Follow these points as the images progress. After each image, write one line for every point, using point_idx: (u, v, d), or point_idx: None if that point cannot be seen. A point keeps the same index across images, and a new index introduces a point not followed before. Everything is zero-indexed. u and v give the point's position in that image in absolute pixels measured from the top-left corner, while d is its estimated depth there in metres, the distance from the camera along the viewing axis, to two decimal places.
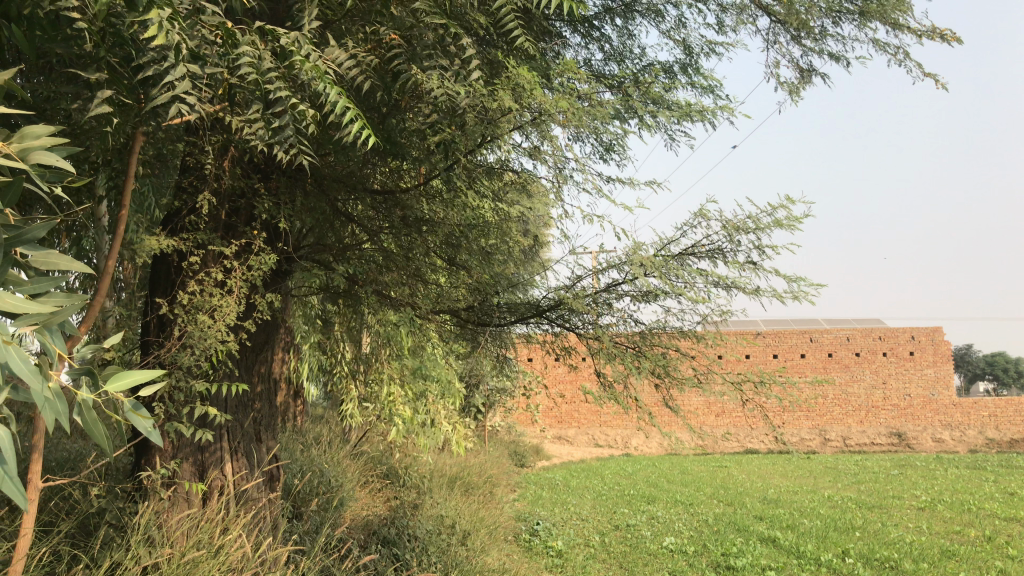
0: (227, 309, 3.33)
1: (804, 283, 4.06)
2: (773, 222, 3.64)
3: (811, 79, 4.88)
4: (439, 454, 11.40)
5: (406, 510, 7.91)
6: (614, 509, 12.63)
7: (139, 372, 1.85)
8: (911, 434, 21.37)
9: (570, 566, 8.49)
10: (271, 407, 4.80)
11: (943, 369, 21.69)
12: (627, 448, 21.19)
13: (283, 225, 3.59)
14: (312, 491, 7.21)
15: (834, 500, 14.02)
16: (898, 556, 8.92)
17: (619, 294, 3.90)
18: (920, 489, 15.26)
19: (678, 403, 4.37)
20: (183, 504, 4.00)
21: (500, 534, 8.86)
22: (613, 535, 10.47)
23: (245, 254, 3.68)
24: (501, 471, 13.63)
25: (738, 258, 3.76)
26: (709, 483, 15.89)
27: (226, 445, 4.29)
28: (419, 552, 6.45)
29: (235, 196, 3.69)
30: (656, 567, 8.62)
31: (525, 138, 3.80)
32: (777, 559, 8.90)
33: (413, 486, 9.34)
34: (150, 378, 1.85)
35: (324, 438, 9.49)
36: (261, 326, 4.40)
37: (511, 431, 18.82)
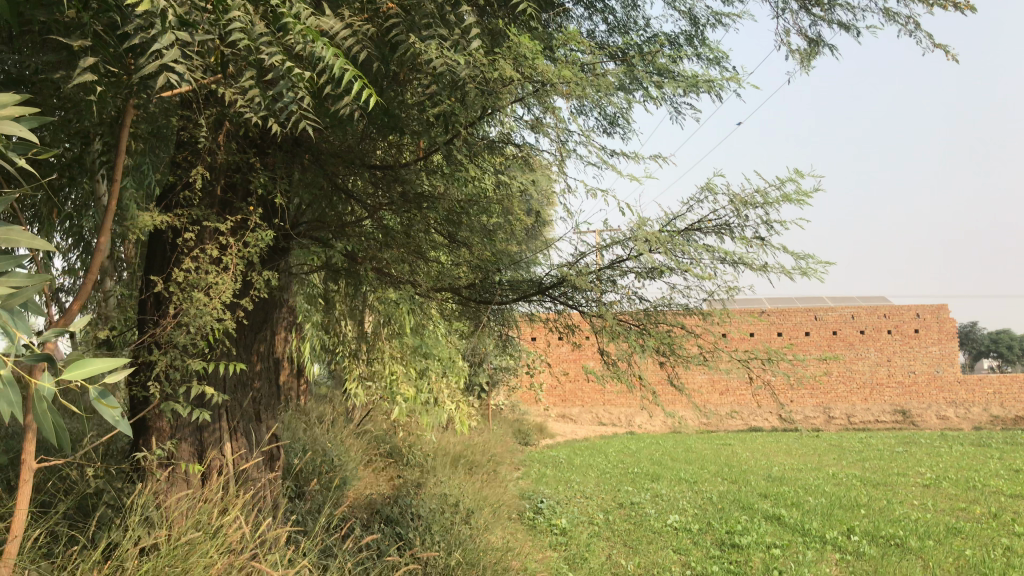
0: (223, 286, 3.25)
1: (813, 260, 3.95)
2: (782, 196, 3.54)
3: (820, 50, 4.77)
4: (443, 433, 11.38)
5: (410, 489, 7.88)
6: (618, 488, 12.61)
7: (99, 359, 1.77)
8: (916, 411, 21.29)
9: (574, 544, 8.47)
10: (270, 387, 4.73)
11: (948, 347, 21.61)
12: (631, 426, 21.17)
13: (279, 200, 3.51)
14: (314, 470, 7.18)
15: (839, 477, 14.00)
16: (903, 533, 8.88)
17: (624, 271, 3.81)
18: (925, 466, 15.23)
19: (684, 381, 4.29)
20: (181, 485, 3.94)
21: (504, 512, 8.84)
22: (617, 513, 10.45)
23: (241, 230, 3.60)
24: (505, 450, 13.61)
25: (745, 234, 3.66)
26: (713, 461, 15.87)
27: (225, 425, 4.23)
28: (422, 531, 6.41)
29: (230, 171, 3.60)
30: (660, 545, 8.59)
31: (527, 111, 3.71)
32: (782, 537, 8.86)
33: (416, 465, 9.31)
34: (111, 364, 1.77)
35: (327, 417, 9.45)
36: (259, 304, 4.33)
37: (515, 410, 18.81)
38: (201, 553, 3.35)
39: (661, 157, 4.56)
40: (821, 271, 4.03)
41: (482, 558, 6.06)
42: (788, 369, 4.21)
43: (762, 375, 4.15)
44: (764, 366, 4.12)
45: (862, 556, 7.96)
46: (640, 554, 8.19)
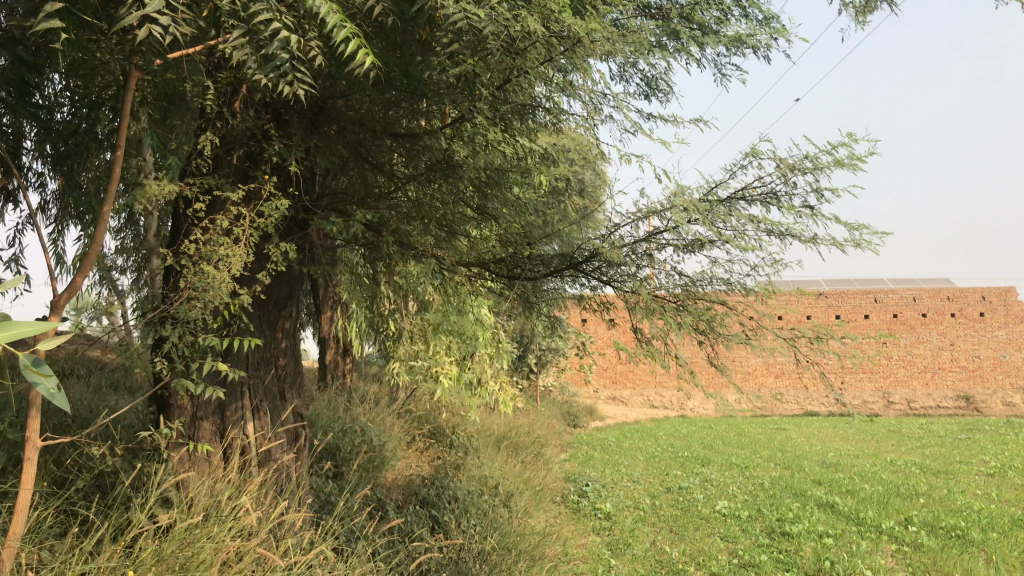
0: (234, 258, 3.10)
1: (870, 231, 3.64)
2: (836, 160, 3.23)
3: (879, 4, 4.42)
4: (488, 414, 11.25)
5: (449, 471, 7.75)
6: (666, 472, 12.35)
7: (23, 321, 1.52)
8: (979, 398, 20.51)
9: (618, 530, 8.26)
10: (297, 364, 4.62)
11: (1015, 331, 20.77)
12: (682, 409, 20.80)
13: (294, 168, 3.35)
14: (352, 450, 7.10)
15: (898, 465, 13.52)
16: (965, 524, 8.46)
17: (661, 244, 3.55)
18: (988, 454, 14.63)
19: (726, 362, 4.04)
20: (203, 464, 3.82)
21: (546, 495, 8.67)
22: (664, 498, 10.20)
23: (257, 200, 3.44)
24: (552, 432, 13.45)
25: (793, 203, 3.37)
26: (766, 445, 15.48)
27: (247, 403, 4.10)
28: (459, 513, 6.27)
29: (246, 139, 3.45)
30: (707, 532, 8.33)
31: (557, 69, 3.47)
32: (835, 526, 8.52)
33: (459, 445, 9.19)
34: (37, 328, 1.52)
35: (369, 396, 9.38)
36: (283, 279, 4.19)
37: (564, 391, 18.63)
38: (214, 535, 3.22)
39: (704, 121, 4.28)
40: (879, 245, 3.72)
41: (519, 543, 5.89)
42: (842, 348, 3.92)
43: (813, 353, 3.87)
44: (816, 347, 3.83)
45: (920, 547, 7.59)
46: (686, 541, 7.94)
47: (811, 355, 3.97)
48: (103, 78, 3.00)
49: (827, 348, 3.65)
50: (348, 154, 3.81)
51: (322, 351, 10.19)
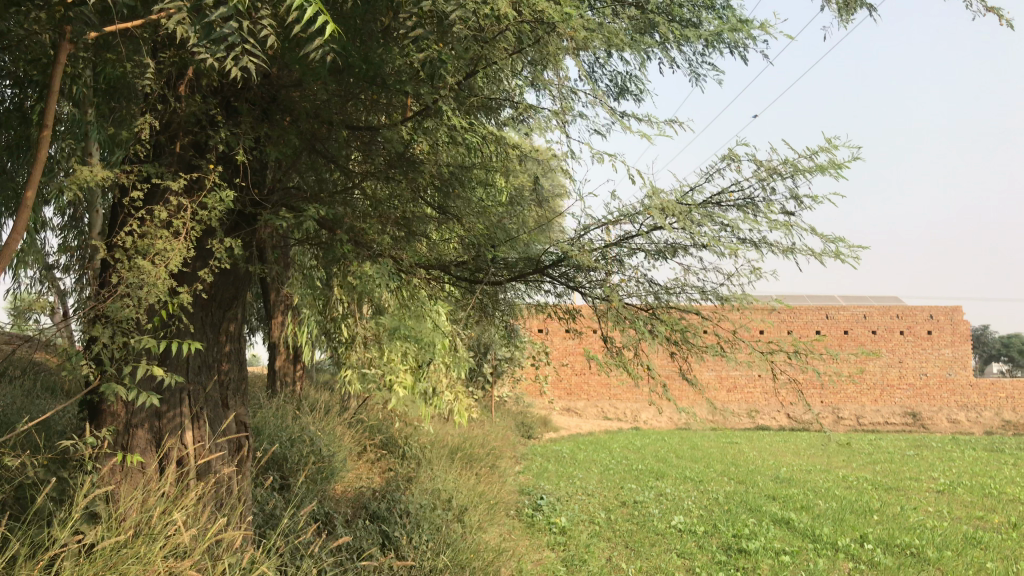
0: (173, 253, 2.84)
1: (847, 242, 3.52)
2: (817, 165, 3.11)
3: (860, 4, 4.32)
4: (442, 424, 11.00)
5: (401, 483, 7.49)
6: (621, 485, 12.21)
7: None
8: (926, 414, 20.80)
9: (573, 545, 8.08)
10: (241, 370, 4.34)
11: (961, 349, 21.15)
12: (636, 422, 20.70)
13: (243, 158, 3.10)
14: (300, 461, 6.81)
15: (849, 480, 13.57)
16: (919, 542, 8.43)
17: (633, 249, 3.39)
18: (937, 471, 14.78)
19: (695, 374, 3.89)
20: (136, 476, 3.54)
21: (501, 509, 8.46)
22: (619, 512, 10.04)
23: (200, 190, 3.18)
24: (506, 443, 13.22)
25: (771, 210, 3.22)
26: (719, 459, 15.45)
27: (186, 411, 3.83)
28: (411, 528, 6.02)
29: (191, 125, 3.20)
30: (663, 548, 8.18)
31: (529, 59, 3.29)
32: (791, 543, 8.43)
33: (411, 457, 8.94)
34: None
35: (319, 404, 9.07)
36: (228, 279, 3.93)
37: (519, 402, 18.43)
38: (143, 555, 2.95)
39: (677, 120, 4.14)
40: (856, 257, 3.60)
41: (472, 560, 5.67)
42: (815, 362, 3.82)
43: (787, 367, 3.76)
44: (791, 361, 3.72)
45: (877, 565, 7.53)
46: (642, 558, 7.78)
47: (787, 367, 3.81)
48: (29, 52, 2.74)
49: (802, 363, 3.53)
50: (303, 147, 3.58)
51: (271, 357, 9.85)
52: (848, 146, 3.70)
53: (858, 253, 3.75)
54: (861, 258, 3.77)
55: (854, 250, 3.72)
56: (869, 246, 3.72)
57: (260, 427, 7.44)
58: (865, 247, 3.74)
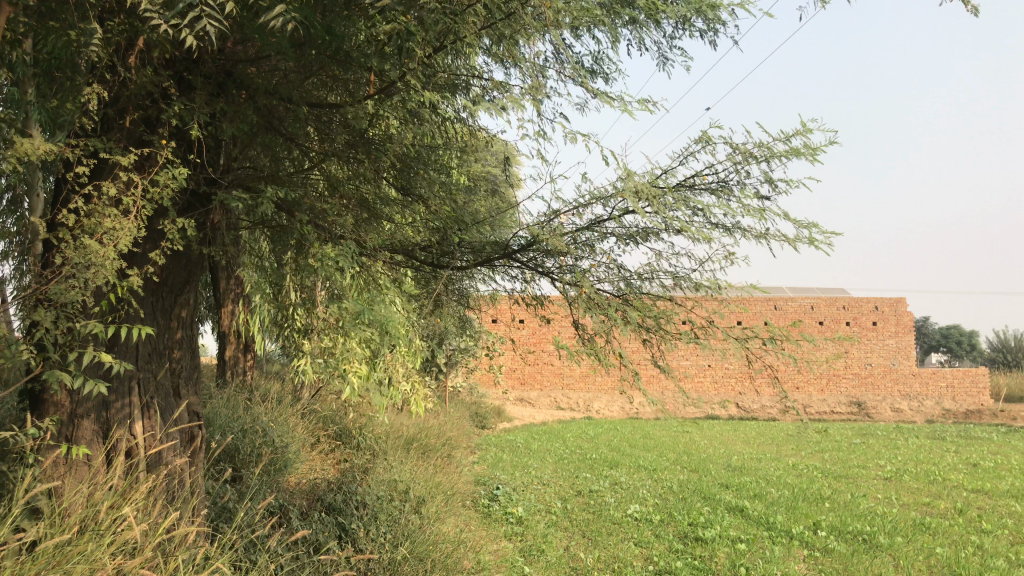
0: (122, 231, 2.68)
1: (819, 228, 3.50)
2: (793, 148, 3.06)
3: None
4: (395, 414, 10.85)
5: (356, 474, 7.34)
6: (576, 475, 12.19)
7: None
8: (871, 403, 21.23)
9: (530, 535, 8.03)
10: (193, 359, 4.16)
11: (905, 340, 21.63)
12: (589, 411, 20.72)
13: (197, 133, 2.95)
14: (252, 453, 6.63)
15: (799, 468, 13.76)
16: (871, 529, 8.55)
17: (604, 234, 3.33)
18: (884, 458, 15.07)
19: (666, 361, 3.85)
20: (82, 469, 3.36)
21: (457, 499, 8.37)
22: (575, 502, 10.01)
23: (151, 166, 3.02)
24: (461, 433, 13.11)
25: (745, 194, 3.18)
26: (672, 448, 15.55)
27: (136, 400, 3.65)
28: (367, 520, 5.90)
29: (141, 98, 3.03)
30: (620, 537, 8.16)
31: (499, 36, 3.21)
32: (747, 531, 8.49)
33: (365, 448, 8.79)
34: None
35: (271, 394, 8.86)
36: (179, 262, 3.75)
37: (473, 393, 18.33)
38: (89, 553, 2.80)
39: (648, 101, 4.09)
40: (828, 243, 3.59)
41: (431, 552, 5.57)
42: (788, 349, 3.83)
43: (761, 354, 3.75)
44: (764, 347, 3.71)
45: (831, 552, 7.60)
46: (599, 547, 7.75)
47: (761, 353, 3.77)
48: None
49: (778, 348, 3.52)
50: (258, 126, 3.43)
51: (221, 346, 9.58)
52: (820, 131, 3.68)
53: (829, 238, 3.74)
54: (832, 244, 3.75)
55: (826, 236, 3.70)
56: (839, 232, 3.70)
57: (209, 419, 7.21)
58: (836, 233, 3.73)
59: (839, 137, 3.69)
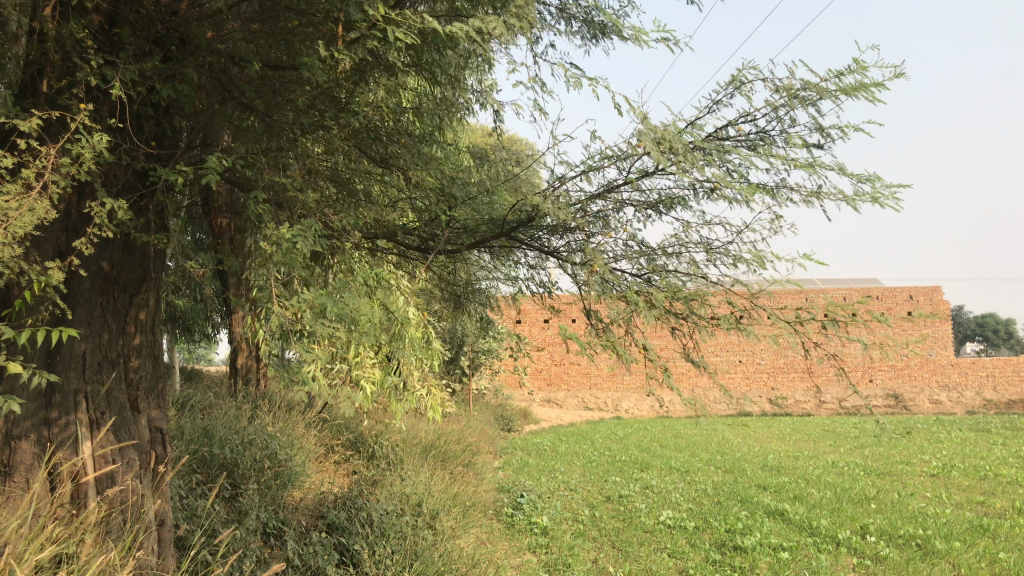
0: (21, 212, 2.15)
1: (881, 185, 2.94)
2: (848, 86, 2.53)
3: None
4: (413, 419, 10.34)
5: (365, 486, 6.80)
6: (605, 478, 11.61)
7: None
8: (909, 396, 20.42)
9: (556, 547, 7.47)
10: (157, 368, 3.61)
11: (942, 329, 20.77)
12: (617, 411, 20.05)
13: (120, 91, 2.44)
14: (251, 469, 6.16)
15: (839, 466, 13.08)
16: (924, 532, 7.90)
17: (621, 202, 2.79)
18: (928, 453, 14.32)
19: (699, 351, 3.30)
20: (20, 499, 2.85)
21: (476, 510, 7.83)
22: (604, 509, 9.42)
23: (71, 136, 2.51)
24: (484, 438, 12.57)
25: (791, 147, 2.62)
26: (704, 448, 14.89)
27: (84, 416, 3.12)
28: (374, 539, 5.39)
29: (58, 57, 2.53)
30: (653, 548, 7.58)
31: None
32: (789, 538, 7.86)
33: (378, 457, 8.29)
34: None
35: (279, 403, 8.38)
36: (117, 244, 3.22)
37: (497, 395, 17.78)
38: None
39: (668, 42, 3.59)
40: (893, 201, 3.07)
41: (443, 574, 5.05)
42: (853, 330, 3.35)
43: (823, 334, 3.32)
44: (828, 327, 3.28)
45: (883, 560, 6.96)
46: (630, 560, 7.15)
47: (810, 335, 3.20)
48: None
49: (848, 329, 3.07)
50: (212, 92, 2.96)
51: (230, 354, 9.10)
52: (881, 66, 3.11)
53: (892, 195, 3.23)
54: (899, 201, 3.23)
55: (890, 192, 3.17)
56: (906, 186, 3.18)
57: (207, 432, 6.71)
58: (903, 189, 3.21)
59: (903, 74, 3.16)
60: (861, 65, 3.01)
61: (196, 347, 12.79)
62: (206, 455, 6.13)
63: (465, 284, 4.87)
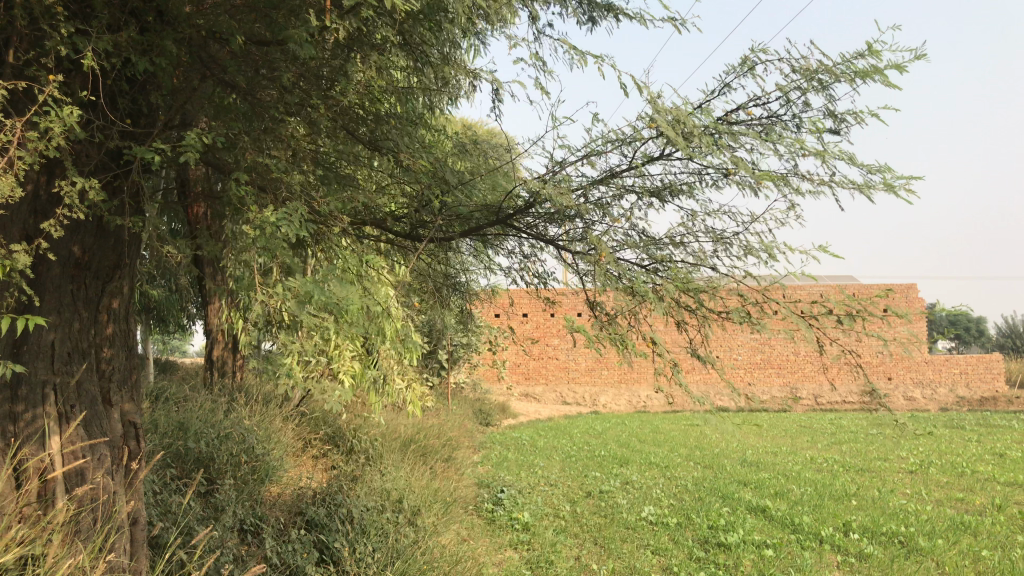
0: None
1: (895, 174, 2.84)
2: (864, 69, 2.43)
3: None
4: (392, 413, 10.18)
5: (345, 482, 6.65)
6: (585, 474, 11.52)
7: None
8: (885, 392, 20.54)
9: (538, 544, 7.36)
10: (131, 359, 3.44)
11: (918, 326, 20.89)
12: (596, 405, 19.98)
13: (92, 64, 2.27)
14: (227, 464, 5.99)
15: (818, 462, 13.09)
16: (907, 530, 7.88)
17: (626, 188, 2.69)
18: (905, 450, 14.38)
19: (703, 344, 3.20)
20: None
21: (456, 506, 7.71)
22: (585, 504, 9.33)
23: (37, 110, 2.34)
24: (463, 432, 12.43)
25: (803, 132, 2.53)
26: (683, 443, 14.86)
27: (51, 410, 2.95)
28: (354, 536, 5.25)
29: (23, 25, 2.36)
30: (636, 544, 7.49)
31: None
32: (773, 535, 7.81)
33: (356, 452, 8.13)
34: None
35: (256, 395, 8.19)
36: (87, 228, 3.04)
37: (476, 389, 17.63)
38: None
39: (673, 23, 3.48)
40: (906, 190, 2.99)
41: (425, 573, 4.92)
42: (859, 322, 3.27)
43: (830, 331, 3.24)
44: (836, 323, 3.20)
45: (867, 558, 6.91)
46: (613, 557, 7.05)
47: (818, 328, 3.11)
48: None
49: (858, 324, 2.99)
50: (193, 70, 2.80)
51: (205, 345, 8.89)
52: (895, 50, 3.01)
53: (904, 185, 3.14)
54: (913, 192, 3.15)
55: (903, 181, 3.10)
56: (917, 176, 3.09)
57: (181, 425, 6.53)
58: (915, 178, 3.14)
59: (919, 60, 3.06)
60: (875, 49, 2.91)
61: (169, 338, 12.52)
62: (181, 449, 5.96)
63: (445, 275, 4.74)
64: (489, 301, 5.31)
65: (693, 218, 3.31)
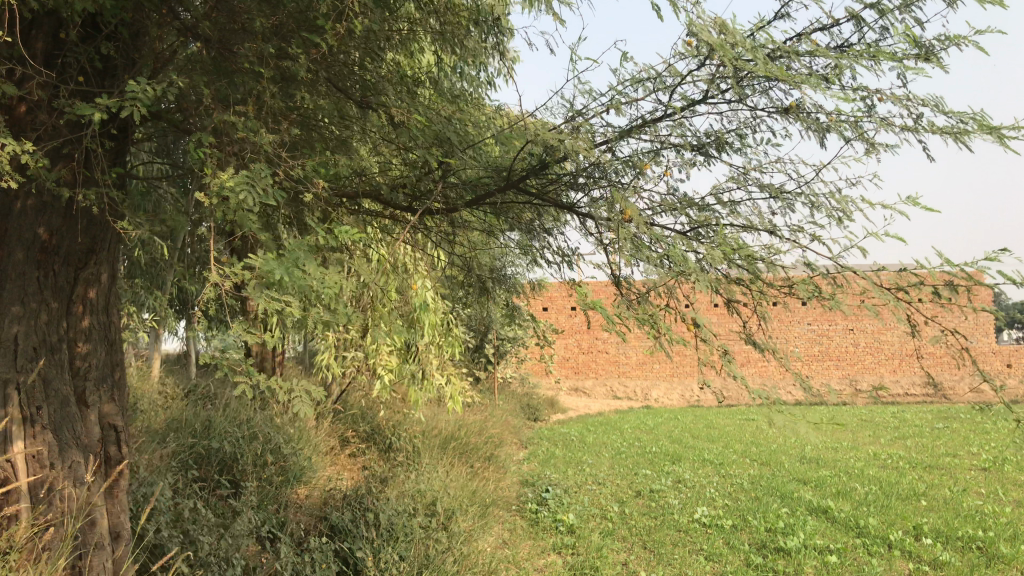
0: None
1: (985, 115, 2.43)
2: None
3: None
4: (434, 408, 9.84)
5: (376, 483, 6.30)
6: (635, 471, 11.04)
7: None
8: (948, 383, 19.55)
9: (583, 548, 6.92)
10: (112, 355, 3.09)
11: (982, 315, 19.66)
12: (647, 400, 19.39)
13: None
14: (253, 464, 5.70)
15: (882, 459, 12.38)
16: (984, 534, 7.25)
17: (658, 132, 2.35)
18: (974, 445, 13.56)
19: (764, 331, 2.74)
20: None
21: (497, 508, 7.30)
22: (634, 505, 8.85)
23: None
24: (508, 428, 12.03)
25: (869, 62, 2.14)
26: (738, 439, 14.25)
27: (13, 414, 2.59)
28: (380, 544, 4.87)
29: None
30: (687, 549, 7.00)
31: None
32: (836, 539, 7.25)
33: (394, 451, 7.78)
34: None
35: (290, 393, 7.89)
36: (45, 203, 2.72)
37: (524, 383, 17.24)
38: None
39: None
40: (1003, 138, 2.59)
41: None
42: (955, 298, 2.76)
43: (921, 311, 2.79)
44: (928, 300, 2.75)
45: (943, 568, 6.31)
46: (663, 563, 6.56)
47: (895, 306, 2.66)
48: None
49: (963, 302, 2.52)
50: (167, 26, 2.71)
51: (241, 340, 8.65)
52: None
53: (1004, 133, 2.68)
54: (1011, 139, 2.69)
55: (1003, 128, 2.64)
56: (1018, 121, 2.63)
57: (207, 423, 6.27)
58: (1015, 126, 2.73)
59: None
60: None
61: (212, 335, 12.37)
62: (204, 450, 5.68)
63: (489, 270, 4.43)
64: (537, 298, 4.98)
65: (745, 175, 2.93)
